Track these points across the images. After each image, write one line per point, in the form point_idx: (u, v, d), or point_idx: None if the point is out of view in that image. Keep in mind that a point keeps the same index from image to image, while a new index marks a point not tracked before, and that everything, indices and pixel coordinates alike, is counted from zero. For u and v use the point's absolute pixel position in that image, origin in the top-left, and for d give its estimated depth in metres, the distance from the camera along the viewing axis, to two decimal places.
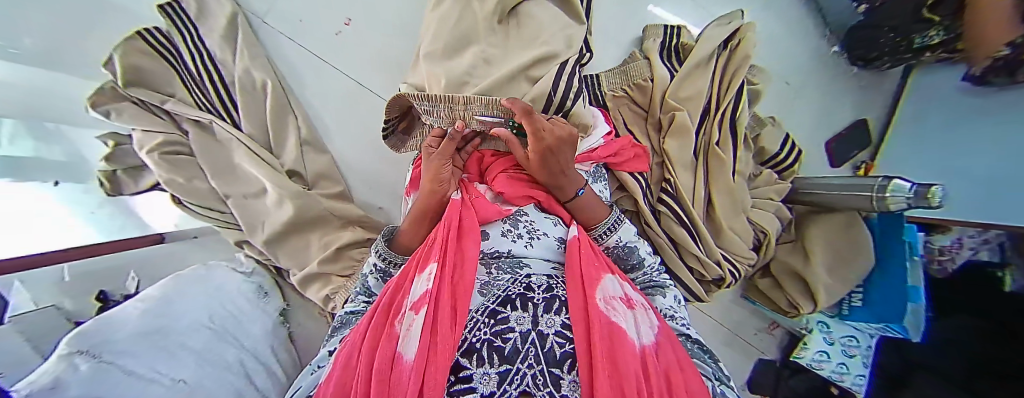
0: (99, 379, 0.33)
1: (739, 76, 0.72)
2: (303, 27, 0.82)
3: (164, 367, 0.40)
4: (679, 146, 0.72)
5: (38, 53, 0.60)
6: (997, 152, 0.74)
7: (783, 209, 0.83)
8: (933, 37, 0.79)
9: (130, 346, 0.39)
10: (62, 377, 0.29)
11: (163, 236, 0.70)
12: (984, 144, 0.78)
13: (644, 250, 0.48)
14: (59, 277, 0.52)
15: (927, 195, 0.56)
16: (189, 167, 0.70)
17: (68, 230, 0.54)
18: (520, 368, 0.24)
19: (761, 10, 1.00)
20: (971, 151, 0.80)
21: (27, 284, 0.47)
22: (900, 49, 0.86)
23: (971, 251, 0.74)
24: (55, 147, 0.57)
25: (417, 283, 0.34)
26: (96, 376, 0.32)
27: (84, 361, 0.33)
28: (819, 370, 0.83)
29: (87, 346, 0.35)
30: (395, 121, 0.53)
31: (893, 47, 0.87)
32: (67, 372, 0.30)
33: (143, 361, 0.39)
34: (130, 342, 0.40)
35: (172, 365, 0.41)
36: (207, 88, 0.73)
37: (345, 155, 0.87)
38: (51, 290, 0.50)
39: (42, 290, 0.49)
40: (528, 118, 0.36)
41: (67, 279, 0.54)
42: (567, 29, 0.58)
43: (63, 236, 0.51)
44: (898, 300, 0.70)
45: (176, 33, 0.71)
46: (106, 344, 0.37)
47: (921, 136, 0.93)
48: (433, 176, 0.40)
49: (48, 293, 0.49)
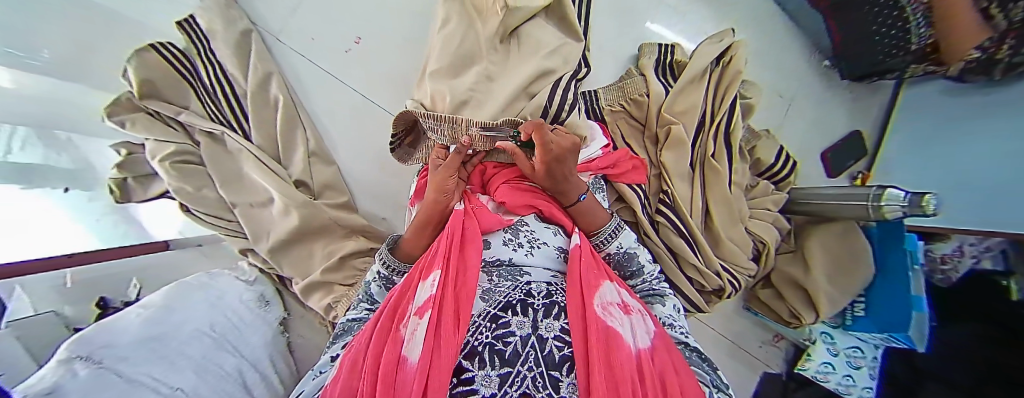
0: (97, 385, 0.33)
1: (733, 89, 0.75)
2: (315, 45, 0.86)
3: (163, 375, 0.41)
4: (675, 159, 0.73)
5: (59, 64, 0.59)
6: (1000, 165, 0.75)
7: (781, 219, 0.84)
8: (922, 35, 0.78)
9: (127, 354, 0.40)
10: (61, 382, 0.30)
11: (168, 244, 0.74)
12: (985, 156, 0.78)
13: (643, 256, 0.49)
14: (59, 282, 0.53)
15: (922, 204, 0.57)
16: (198, 176, 0.72)
17: (70, 235, 0.54)
18: (520, 370, 0.25)
19: (755, 27, 1.03)
20: (974, 162, 0.80)
21: (29, 289, 0.47)
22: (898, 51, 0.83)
23: (974, 259, 0.73)
24: (64, 155, 0.59)
25: (421, 290, 0.35)
26: (93, 382, 0.33)
27: (83, 366, 0.34)
28: (825, 382, 0.82)
29: (86, 353, 0.36)
30: (400, 135, 0.55)
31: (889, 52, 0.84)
32: (66, 377, 0.31)
33: (143, 369, 0.39)
34: (129, 351, 0.40)
35: (170, 374, 0.42)
36: (219, 101, 0.76)
37: (351, 167, 0.89)
38: (51, 296, 0.50)
39: (42, 295, 0.49)
40: (538, 132, 0.39)
41: (68, 284, 0.54)
42: (565, 46, 0.60)
43: (64, 244, 0.52)
44: (902, 309, 0.69)
45: (193, 51, 0.74)
46: (105, 351, 0.38)
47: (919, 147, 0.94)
48: (439, 186, 0.42)
49: (48, 299, 0.50)
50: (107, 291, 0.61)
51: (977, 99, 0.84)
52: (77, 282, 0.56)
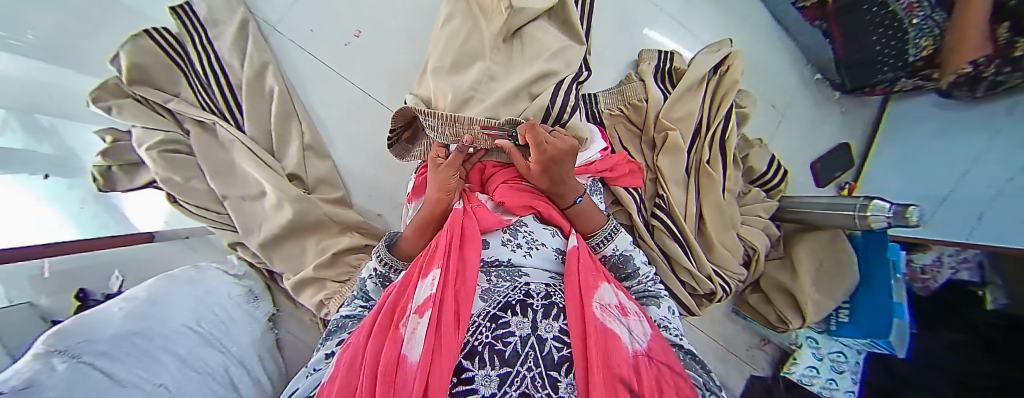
0: (75, 381, 0.32)
1: (729, 98, 0.76)
2: (313, 37, 0.85)
3: (146, 372, 0.40)
4: (671, 164, 0.74)
5: (36, 47, 0.58)
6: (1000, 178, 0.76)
7: (771, 226, 0.86)
8: (926, 48, 0.80)
9: (109, 349, 0.38)
10: (37, 377, 0.28)
11: (154, 236, 0.69)
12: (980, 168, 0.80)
13: (638, 258, 0.50)
14: (36, 272, 0.51)
15: (906, 215, 0.60)
16: (187, 166, 0.70)
17: (52, 223, 0.52)
18: (520, 370, 0.25)
19: (751, 37, 1.05)
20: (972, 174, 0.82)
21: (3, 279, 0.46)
22: (896, 63, 0.86)
23: (951, 271, 0.75)
24: (47, 142, 0.57)
25: (420, 288, 0.35)
26: (73, 377, 0.32)
27: (61, 361, 0.32)
28: (810, 386, 0.86)
29: (64, 346, 0.34)
30: (399, 130, 0.54)
31: (886, 63, 0.88)
32: (42, 371, 0.29)
33: (124, 367, 0.38)
34: (110, 345, 0.39)
35: (152, 371, 0.41)
36: (212, 90, 0.75)
37: (346, 163, 0.88)
38: (24, 287, 0.49)
39: (15, 286, 0.47)
40: (531, 133, 0.40)
41: (47, 275, 0.53)
42: (568, 49, 0.61)
43: (46, 231, 0.50)
44: (885, 316, 0.72)
45: (187, 36, 0.73)
46: (85, 345, 0.36)
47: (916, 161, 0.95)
48: (441, 186, 0.43)
49: (20, 290, 0.48)
50: (88, 283, 0.59)
51: (966, 115, 0.88)
52: (56, 271, 0.54)
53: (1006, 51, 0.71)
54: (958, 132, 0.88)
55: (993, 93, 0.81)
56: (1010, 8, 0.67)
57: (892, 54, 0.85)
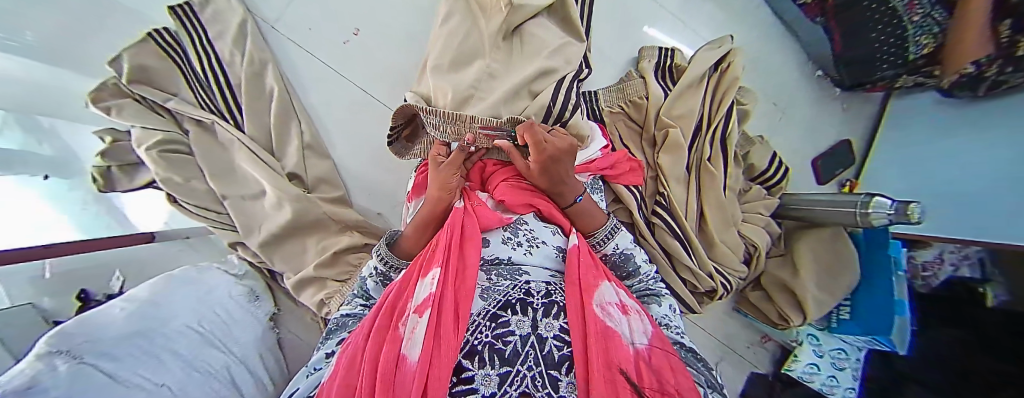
0: (77, 381, 0.32)
1: (729, 95, 0.76)
2: (311, 35, 0.84)
3: (148, 372, 0.40)
4: (671, 161, 0.74)
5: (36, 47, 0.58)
6: (1003, 175, 0.75)
7: (772, 224, 0.86)
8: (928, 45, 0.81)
9: (111, 348, 0.38)
10: (39, 377, 0.28)
11: (154, 236, 0.68)
12: (982, 165, 0.80)
13: (639, 257, 0.50)
14: (36, 273, 0.51)
15: (908, 212, 0.60)
16: (188, 166, 0.70)
17: (55, 224, 0.52)
18: (520, 370, 0.25)
19: (752, 34, 1.04)
20: (973, 172, 0.82)
21: (4, 280, 0.46)
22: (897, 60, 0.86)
23: (953, 267, 0.77)
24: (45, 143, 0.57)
25: (420, 287, 0.35)
26: (74, 377, 0.32)
27: (62, 362, 0.32)
28: (811, 382, 0.86)
29: (66, 347, 0.34)
30: (400, 128, 0.54)
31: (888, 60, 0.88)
32: (44, 372, 0.29)
33: (129, 368, 0.38)
34: (113, 344, 0.39)
35: (155, 371, 0.41)
36: (210, 90, 0.75)
37: (346, 162, 0.88)
38: (26, 288, 0.49)
39: (16, 287, 0.48)
40: (530, 132, 0.41)
41: (47, 276, 0.53)
42: (568, 46, 0.61)
43: (48, 232, 0.49)
44: (886, 313, 0.72)
45: (186, 36, 0.73)
46: (87, 346, 0.36)
47: (918, 159, 0.95)
48: (440, 185, 0.42)
49: (23, 290, 0.48)
50: (88, 283, 0.59)
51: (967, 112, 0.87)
52: (55, 273, 0.55)
53: (1009, 51, 0.70)
54: (959, 130, 0.88)
55: (994, 91, 0.82)
56: (1011, 6, 0.67)
57: (894, 52, 0.84)
